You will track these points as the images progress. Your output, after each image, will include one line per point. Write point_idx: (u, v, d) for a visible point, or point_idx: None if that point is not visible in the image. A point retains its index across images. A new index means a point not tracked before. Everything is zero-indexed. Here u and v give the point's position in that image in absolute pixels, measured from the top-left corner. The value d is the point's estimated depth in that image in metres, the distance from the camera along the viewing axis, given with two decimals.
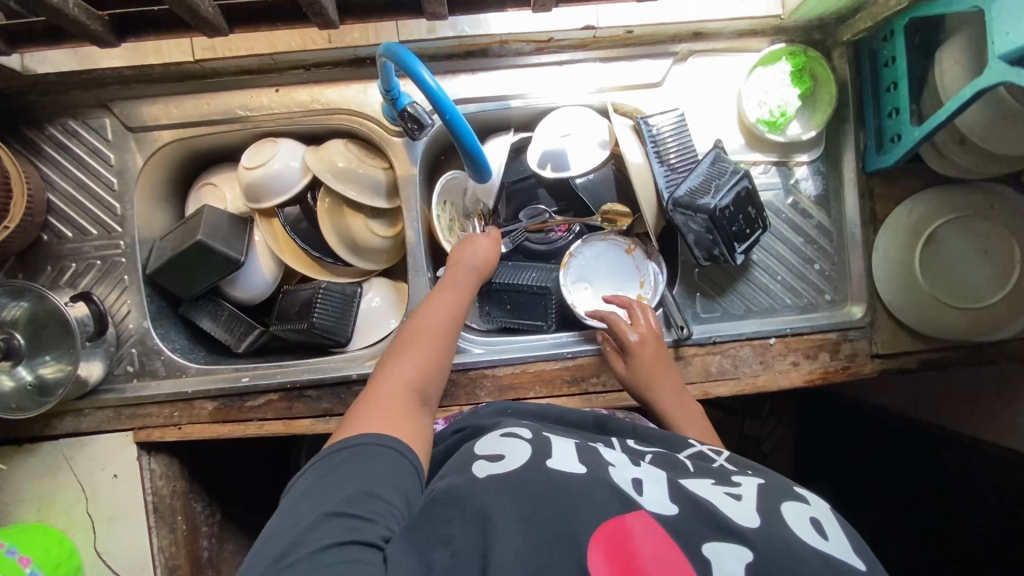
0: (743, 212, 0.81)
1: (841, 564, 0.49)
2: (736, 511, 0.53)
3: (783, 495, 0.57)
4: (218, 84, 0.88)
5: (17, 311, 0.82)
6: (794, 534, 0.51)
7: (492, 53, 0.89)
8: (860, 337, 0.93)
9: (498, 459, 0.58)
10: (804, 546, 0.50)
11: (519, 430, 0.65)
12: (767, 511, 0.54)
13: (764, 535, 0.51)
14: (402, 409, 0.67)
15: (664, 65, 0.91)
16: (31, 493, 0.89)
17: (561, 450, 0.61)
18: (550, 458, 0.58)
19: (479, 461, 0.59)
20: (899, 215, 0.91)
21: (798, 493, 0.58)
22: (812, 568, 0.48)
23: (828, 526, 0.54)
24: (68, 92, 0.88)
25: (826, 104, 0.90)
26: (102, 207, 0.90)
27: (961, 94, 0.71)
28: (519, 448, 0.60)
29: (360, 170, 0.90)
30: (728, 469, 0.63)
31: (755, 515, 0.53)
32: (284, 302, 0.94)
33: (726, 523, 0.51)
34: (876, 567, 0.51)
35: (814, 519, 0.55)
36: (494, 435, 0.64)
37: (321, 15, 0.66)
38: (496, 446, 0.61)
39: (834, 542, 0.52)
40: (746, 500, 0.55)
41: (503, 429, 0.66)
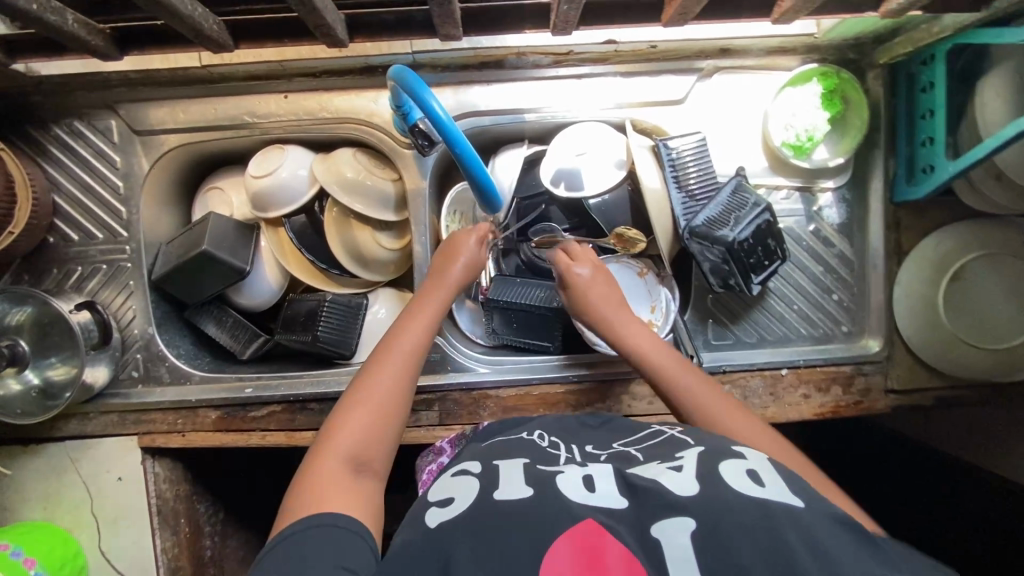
0: (762, 245, 0.79)
1: (779, 507, 0.50)
2: (674, 482, 0.54)
3: (719, 456, 0.58)
4: (226, 89, 0.86)
5: (22, 316, 0.82)
6: (730, 488, 0.52)
7: (508, 64, 0.85)
8: (875, 372, 0.90)
9: (448, 504, 0.57)
10: (740, 499, 0.51)
11: (471, 466, 0.64)
12: (705, 474, 0.54)
13: (702, 498, 0.51)
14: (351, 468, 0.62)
15: (688, 82, 0.86)
16: (37, 492, 0.90)
17: (509, 478, 0.58)
18: (497, 490, 0.56)
19: (431, 509, 0.57)
20: (925, 248, 0.88)
21: (736, 451, 0.60)
22: (751, 520, 0.48)
23: (765, 476, 0.55)
24: (73, 93, 0.86)
25: (856, 129, 0.85)
26: (108, 211, 0.89)
27: (1002, 133, 0.67)
28: (466, 486, 0.59)
29: (368, 182, 0.88)
30: (675, 442, 0.63)
31: (693, 482, 0.53)
32: (289, 312, 0.93)
33: (666, 498, 0.52)
34: (815, 504, 0.52)
35: (751, 471, 0.56)
36: (446, 478, 0.63)
37: (329, 35, 0.64)
38: (446, 488, 0.60)
39: (772, 488, 0.53)
40: (686, 470, 0.56)
41: (455, 467, 0.65)
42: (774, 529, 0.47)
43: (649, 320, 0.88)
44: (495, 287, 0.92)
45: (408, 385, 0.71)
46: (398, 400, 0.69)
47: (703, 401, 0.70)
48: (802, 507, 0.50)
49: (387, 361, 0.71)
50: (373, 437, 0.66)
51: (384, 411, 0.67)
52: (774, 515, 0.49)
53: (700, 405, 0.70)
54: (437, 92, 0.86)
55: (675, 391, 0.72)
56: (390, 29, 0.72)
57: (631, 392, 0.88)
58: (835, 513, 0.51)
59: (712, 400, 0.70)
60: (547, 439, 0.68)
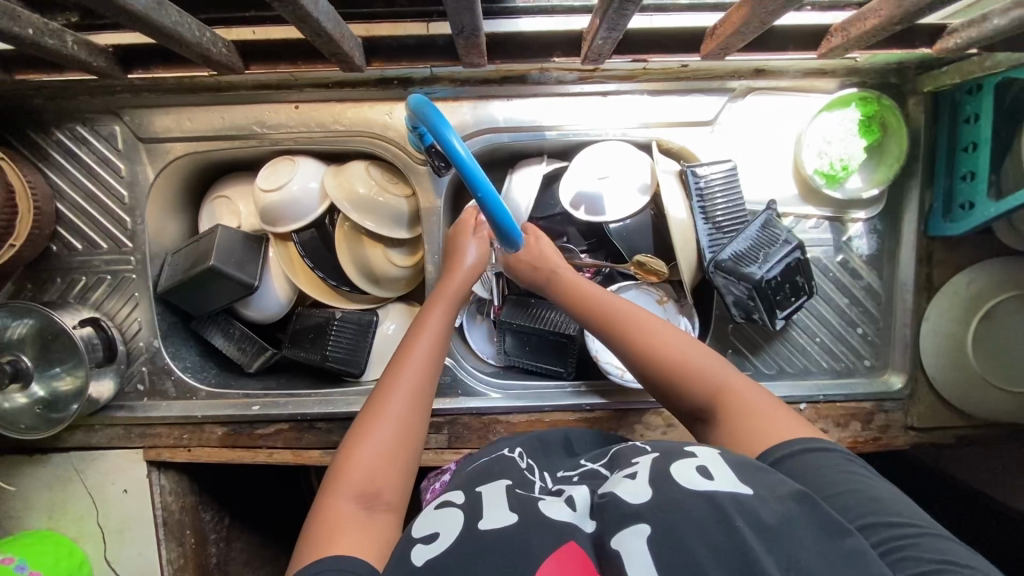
0: (790, 282, 0.77)
1: (726, 499, 0.46)
2: (626, 489, 0.50)
3: (672, 455, 0.53)
4: (235, 97, 0.82)
5: (23, 329, 0.81)
6: (679, 487, 0.48)
7: (530, 79, 0.81)
8: (896, 409, 0.87)
9: (433, 539, 0.50)
10: (688, 499, 0.46)
11: (454, 496, 0.57)
12: (657, 476, 0.50)
13: (654, 503, 0.47)
14: (365, 505, 0.56)
15: (718, 103, 0.82)
16: (43, 502, 0.90)
17: (492, 503, 0.53)
18: (481, 519, 0.51)
19: (416, 547, 0.50)
20: (958, 284, 0.84)
21: (687, 449, 0.54)
22: (702, 523, 0.44)
23: (716, 468, 0.50)
24: (76, 98, 0.82)
25: (893, 159, 0.81)
26: (112, 221, 0.86)
27: None
28: (450, 518, 0.53)
29: (381, 199, 0.85)
30: (634, 451, 0.58)
31: (645, 486, 0.49)
32: (298, 327, 0.91)
33: (618, 507, 0.48)
34: (769, 491, 0.47)
35: (702, 466, 0.50)
36: (428, 511, 0.56)
37: (346, 61, 0.63)
38: (430, 521, 0.53)
39: (722, 477, 0.48)
40: (639, 474, 0.51)
41: (438, 499, 0.58)
42: (727, 524, 0.44)
43: None
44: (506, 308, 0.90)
45: (421, 405, 0.65)
46: (410, 423, 0.63)
47: (659, 344, 0.64)
48: (750, 495, 0.46)
49: (402, 375, 0.65)
50: (390, 463, 0.60)
51: (401, 431, 0.62)
52: (724, 510, 0.45)
53: (652, 347, 0.64)
54: (454, 106, 0.82)
55: (630, 339, 0.66)
56: (411, 52, 0.72)
57: (644, 421, 0.86)
58: (787, 491, 0.47)
59: (667, 339, 0.65)
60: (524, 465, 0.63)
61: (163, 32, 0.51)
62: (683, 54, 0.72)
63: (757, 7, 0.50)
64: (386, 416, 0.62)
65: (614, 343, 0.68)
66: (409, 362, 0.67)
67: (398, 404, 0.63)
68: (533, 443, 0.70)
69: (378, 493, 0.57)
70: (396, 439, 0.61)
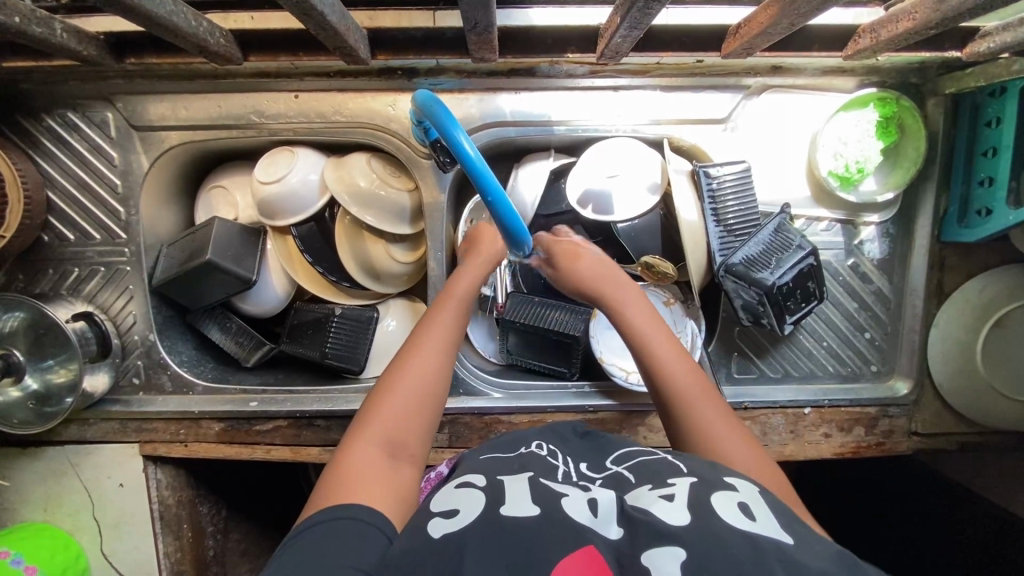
0: (802, 287, 0.75)
1: (770, 543, 0.44)
2: (664, 509, 0.47)
3: (713, 484, 0.51)
4: (232, 85, 0.79)
5: (14, 322, 0.78)
6: (721, 520, 0.46)
7: (540, 71, 0.78)
8: (900, 414, 0.87)
9: (453, 515, 0.49)
10: (732, 535, 0.44)
11: (475, 477, 0.56)
12: (696, 503, 0.48)
13: (694, 529, 0.45)
14: (380, 467, 0.56)
15: (732, 100, 0.80)
16: (38, 494, 0.89)
17: (515, 492, 0.51)
18: (504, 504, 0.49)
19: (434, 520, 0.49)
20: (968, 291, 0.83)
21: (727, 481, 0.52)
22: (745, 562, 0.42)
23: (756, 511, 0.49)
24: (67, 83, 0.79)
25: (909, 162, 0.79)
26: (106, 211, 0.84)
27: None
28: (472, 497, 0.51)
29: (383, 193, 0.83)
30: (667, 468, 0.55)
31: (685, 512, 0.47)
32: (295, 321, 0.90)
33: (654, 527, 0.46)
34: (811, 543, 0.45)
35: (743, 504, 0.49)
36: (446, 488, 0.54)
37: (350, 54, 0.60)
38: (449, 497, 0.52)
39: (763, 522, 0.47)
40: (678, 498, 0.49)
41: (456, 480, 0.56)
42: (763, 565, 0.42)
43: None
44: (507, 306, 0.88)
45: (439, 379, 0.63)
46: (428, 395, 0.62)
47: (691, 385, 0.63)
48: (792, 546, 0.44)
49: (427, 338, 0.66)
50: (413, 420, 0.60)
51: (426, 391, 0.62)
52: (765, 553, 0.43)
53: (687, 406, 0.62)
54: (460, 98, 0.79)
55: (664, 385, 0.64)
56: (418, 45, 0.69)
57: (646, 423, 0.85)
58: (827, 548, 0.45)
59: (702, 403, 0.62)
60: (546, 451, 0.61)
61: (157, 22, 0.48)
62: (700, 52, 0.70)
63: (787, 10, 0.48)
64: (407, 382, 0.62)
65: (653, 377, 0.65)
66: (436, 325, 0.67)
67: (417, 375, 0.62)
68: (560, 427, 0.69)
69: (393, 455, 0.57)
70: (419, 398, 0.61)
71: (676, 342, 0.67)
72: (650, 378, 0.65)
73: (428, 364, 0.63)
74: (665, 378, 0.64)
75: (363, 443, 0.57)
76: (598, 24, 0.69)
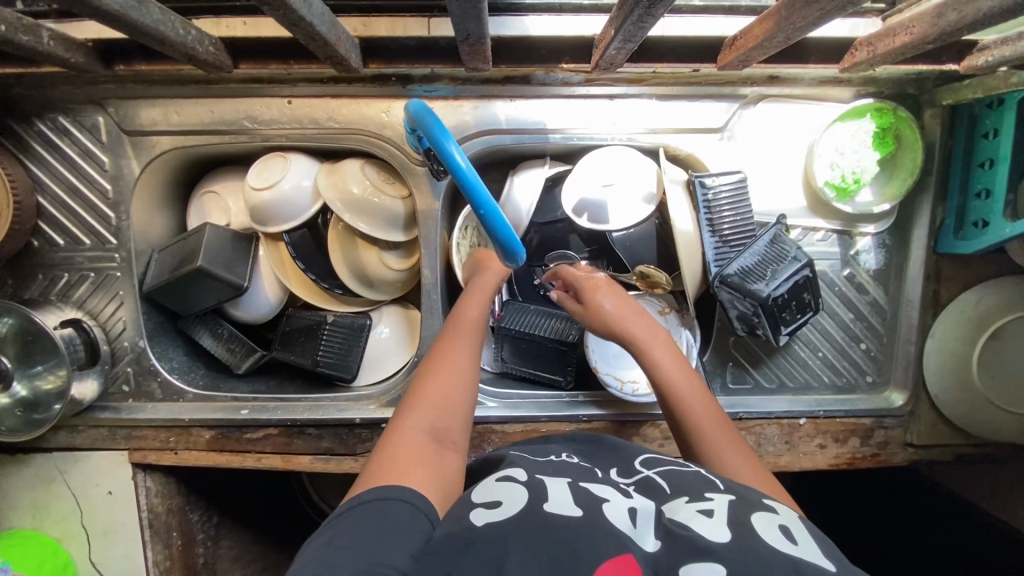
0: (797, 298, 0.75)
1: (811, 566, 0.43)
2: (703, 525, 0.47)
3: (751, 504, 0.51)
4: (225, 90, 0.78)
5: (3, 328, 0.77)
6: (762, 541, 0.45)
7: (534, 79, 0.77)
8: (896, 426, 0.86)
9: (495, 506, 0.49)
10: (776, 553, 0.44)
11: (516, 472, 0.55)
12: (736, 521, 0.47)
13: (735, 546, 0.44)
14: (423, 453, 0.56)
15: (728, 109, 0.79)
16: (26, 502, 0.88)
17: (557, 491, 0.51)
18: (548, 501, 0.49)
19: (477, 510, 0.49)
20: (965, 302, 0.83)
21: (765, 502, 0.52)
22: None
23: (797, 534, 0.48)
24: (57, 87, 0.78)
25: (906, 173, 0.79)
26: (96, 216, 0.83)
27: None
28: (514, 491, 0.51)
29: (376, 201, 0.82)
30: (702, 483, 0.55)
31: (724, 528, 0.46)
32: (287, 328, 0.89)
33: (693, 542, 0.45)
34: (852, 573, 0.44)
35: (783, 527, 0.48)
36: (487, 482, 0.54)
37: (341, 63, 0.59)
38: (490, 489, 0.52)
39: (806, 546, 0.46)
40: (716, 514, 0.48)
41: (498, 473, 0.56)
42: None
43: None
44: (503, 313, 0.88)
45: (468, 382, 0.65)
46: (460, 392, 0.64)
47: (702, 404, 0.65)
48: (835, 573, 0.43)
49: (458, 336, 0.69)
50: (452, 411, 0.62)
51: (463, 382, 0.65)
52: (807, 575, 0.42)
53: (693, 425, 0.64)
54: (454, 105, 0.79)
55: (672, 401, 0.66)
56: (412, 54, 0.68)
57: (641, 433, 0.85)
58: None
59: (710, 419, 0.64)
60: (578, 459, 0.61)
61: (143, 31, 0.48)
62: (696, 62, 0.70)
63: (784, 24, 0.47)
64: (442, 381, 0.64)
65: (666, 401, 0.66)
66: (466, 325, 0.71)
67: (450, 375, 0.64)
68: (586, 436, 0.68)
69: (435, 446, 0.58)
70: (457, 391, 0.63)
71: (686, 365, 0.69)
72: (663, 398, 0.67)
73: (462, 361, 0.66)
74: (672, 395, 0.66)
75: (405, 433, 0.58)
76: (594, 33, 0.68)
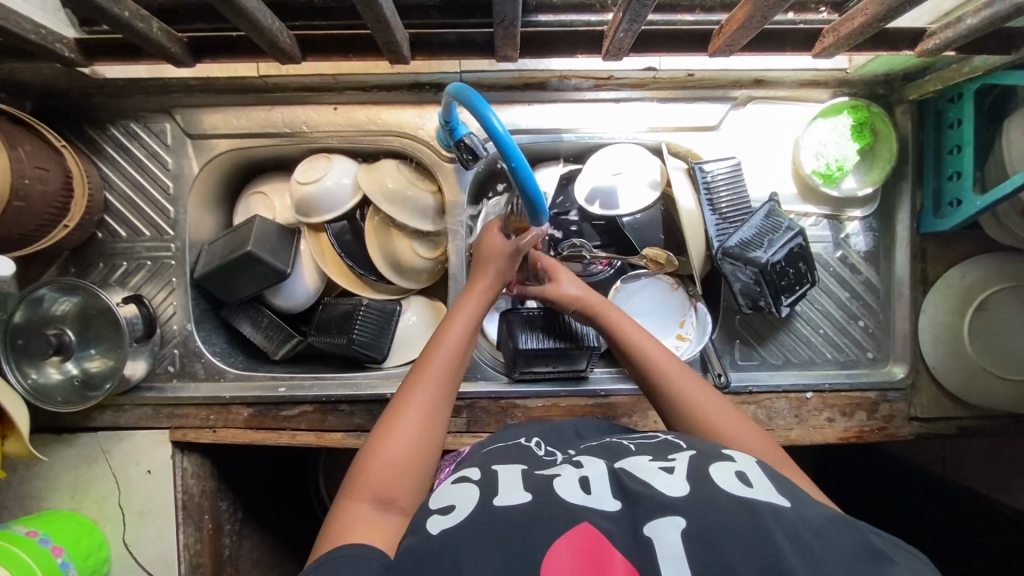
0: (794, 267, 0.82)
1: (764, 505, 0.50)
2: (664, 483, 0.53)
3: (711, 457, 0.57)
4: (280, 98, 0.90)
5: (67, 305, 0.84)
6: (717, 488, 0.52)
7: (550, 86, 0.88)
8: (899, 399, 0.91)
9: (449, 510, 0.54)
10: (728, 497, 0.50)
11: (471, 472, 0.61)
12: (695, 475, 0.54)
13: (691, 497, 0.51)
14: (377, 513, 0.55)
15: (721, 110, 0.90)
16: (67, 482, 0.91)
17: (508, 482, 0.57)
18: (497, 495, 0.54)
19: (432, 517, 0.54)
20: (950, 278, 0.90)
21: (725, 454, 0.59)
22: (740, 521, 0.48)
23: (754, 478, 0.55)
24: (133, 97, 0.90)
25: (884, 162, 0.88)
26: (157, 211, 0.92)
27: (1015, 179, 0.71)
28: (466, 491, 0.56)
29: (411, 193, 0.92)
30: (668, 446, 0.62)
31: (684, 483, 0.53)
32: (323, 316, 0.95)
33: (655, 499, 0.51)
34: (800, 504, 0.51)
35: (741, 473, 0.55)
36: (445, 486, 0.59)
37: (395, 52, 0.69)
38: (445, 495, 0.57)
39: (760, 487, 0.53)
40: (677, 470, 0.55)
41: (455, 476, 0.62)
42: (761, 526, 0.47)
43: (680, 334, 0.90)
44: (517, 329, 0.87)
45: (438, 419, 0.65)
46: (427, 433, 0.63)
47: (694, 400, 0.68)
48: (787, 508, 0.50)
49: (430, 365, 0.67)
50: (420, 458, 0.61)
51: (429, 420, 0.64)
52: (758, 512, 0.49)
53: (690, 413, 0.68)
54: None
55: (672, 396, 0.70)
56: (452, 48, 0.75)
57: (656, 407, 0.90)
58: (822, 512, 0.50)
59: (707, 404, 0.68)
60: (545, 447, 0.67)
61: (246, 14, 0.58)
62: (690, 53, 0.75)
63: (759, 3, 0.57)
64: (407, 417, 0.63)
65: (670, 399, 0.70)
66: (437, 354, 0.68)
67: (421, 411, 0.64)
68: (563, 428, 0.73)
69: (389, 500, 0.57)
70: (424, 432, 0.62)
71: (675, 364, 0.72)
72: (663, 398, 0.70)
73: (430, 397, 0.65)
74: (669, 383, 0.71)
75: (363, 489, 0.57)
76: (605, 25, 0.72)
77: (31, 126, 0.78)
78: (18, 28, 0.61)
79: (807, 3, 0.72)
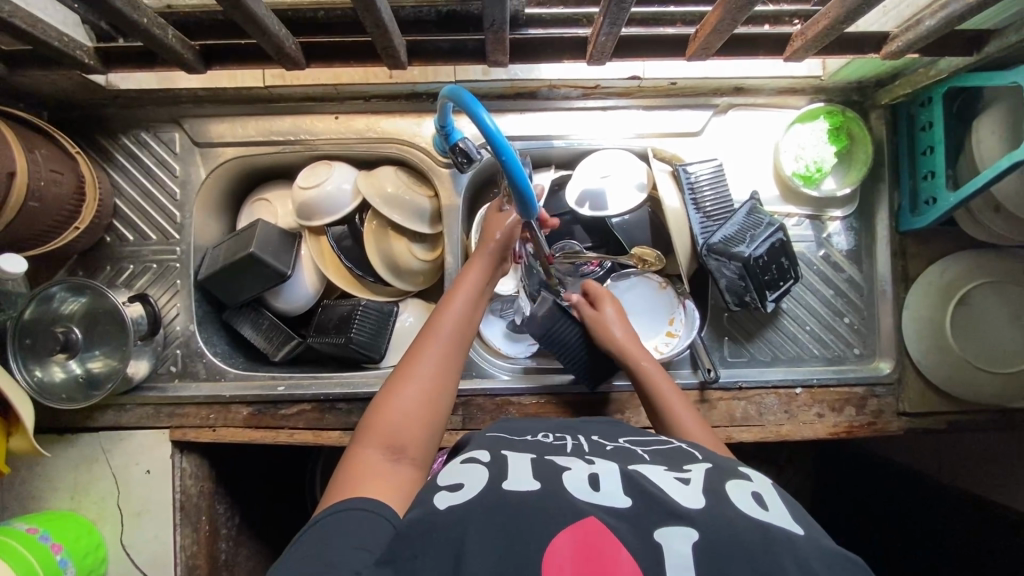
0: (776, 263, 0.85)
1: (779, 531, 0.50)
2: (682, 494, 0.54)
3: (728, 474, 0.59)
4: (284, 108, 0.95)
5: (76, 305, 0.87)
6: (734, 507, 0.53)
7: (540, 95, 0.93)
8: (887, 394, 0.93)
9: (457, 488, 0.55)
10: (743, 516, 0.51)
11: (480, 453, 0.61)
12: (712, 490, 0.55)
13: (707, 511, 0.51)
14: (384, 466, 0.60)
15: (704, 116, 0.94)
16: (68, 482, 0.92)
17: (517, 468, 0.57)
18: (506, 479, 0.55)
19: (441, 492, 0.55)
20: (931, 275, 0.92)
21: (742, 472, 0.60)
22: (752, 545, 0.48)
23: (768, 500, 0.56)
24: (144, 108, 0.95)
25: (861, 164, 0.92)
26: (163, 216, 0.96)
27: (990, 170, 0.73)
28: (476, 472, 0.57)
29: (407, 197, 0.96)
30: (683, 456, 0.64)
31: (699, 495, 0.54)
32: (323, 317, 0.97)
33: (668, 506, 0.52)
34: (814, 533, 0.52)
35: (756, 494, 0.56)
36: (453, 464, 0.60)
37: (393, 57, 0.74)
38: (455, 472, 0.58)
39: (776, 511, 0.54)
40: (693, 482, 0.56)
41: (464, 455, 0.62)
42: (773, 553, 0.47)
43: (670, 331, 0.93)
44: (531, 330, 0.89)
45: (443, 383, 0.69)
46: (431, 396, 0.67)
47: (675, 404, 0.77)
48: (801, 536, 0.51)
49: (436, 332, 0.72)
50: (425, 419, 0.66)
51: (432, 384, 0.68)
52: (774, 539, 0.49)
53: (672, 412, 0.76)
54: None
55: (659, 401, 0.78)
56: (446, 55, 0.80)
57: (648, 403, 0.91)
58: (830, 540, 0.52)
59: (684, 409, 0.76)
60: (552, 434, 0.69)
61: (254, 18, 0.62)
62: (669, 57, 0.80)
63: (727, 6, 0.62)
64: (413, 379, 0.68)
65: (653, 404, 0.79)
66: (441, 323, 0.73)
67: (427, 375, 0.68)
68: (558, 421, 0.75)
69: (395, 455, 0.62)
70: (428, 395, 0.67)
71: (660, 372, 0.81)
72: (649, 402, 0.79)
73: (434, 363, 0.70)
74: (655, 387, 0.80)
75: (371, 443, 0.62)
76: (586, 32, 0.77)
77: (49, 134, 0.82)
78: (44, 36, 0.66)
79: (781, 15, 0.75)
